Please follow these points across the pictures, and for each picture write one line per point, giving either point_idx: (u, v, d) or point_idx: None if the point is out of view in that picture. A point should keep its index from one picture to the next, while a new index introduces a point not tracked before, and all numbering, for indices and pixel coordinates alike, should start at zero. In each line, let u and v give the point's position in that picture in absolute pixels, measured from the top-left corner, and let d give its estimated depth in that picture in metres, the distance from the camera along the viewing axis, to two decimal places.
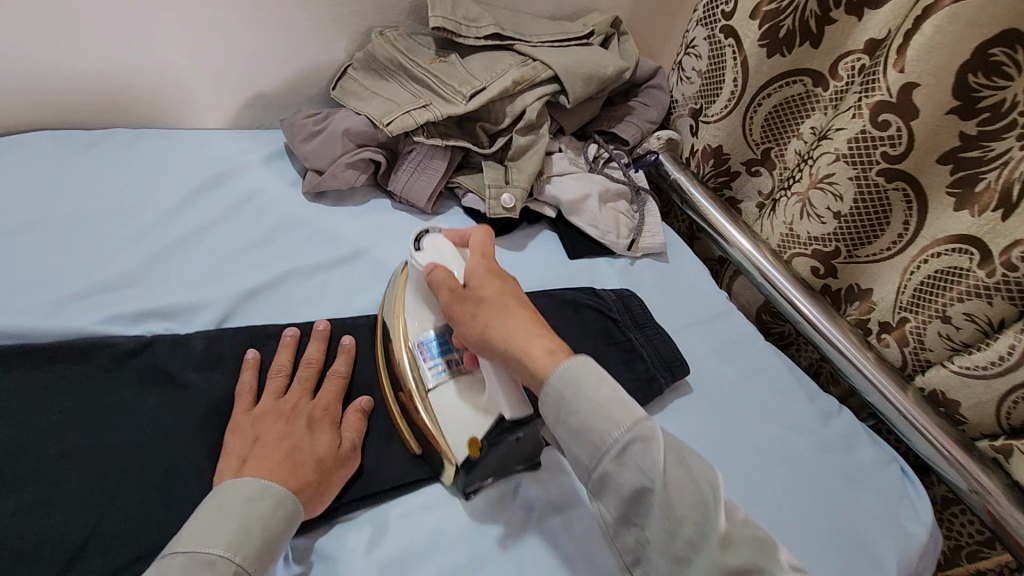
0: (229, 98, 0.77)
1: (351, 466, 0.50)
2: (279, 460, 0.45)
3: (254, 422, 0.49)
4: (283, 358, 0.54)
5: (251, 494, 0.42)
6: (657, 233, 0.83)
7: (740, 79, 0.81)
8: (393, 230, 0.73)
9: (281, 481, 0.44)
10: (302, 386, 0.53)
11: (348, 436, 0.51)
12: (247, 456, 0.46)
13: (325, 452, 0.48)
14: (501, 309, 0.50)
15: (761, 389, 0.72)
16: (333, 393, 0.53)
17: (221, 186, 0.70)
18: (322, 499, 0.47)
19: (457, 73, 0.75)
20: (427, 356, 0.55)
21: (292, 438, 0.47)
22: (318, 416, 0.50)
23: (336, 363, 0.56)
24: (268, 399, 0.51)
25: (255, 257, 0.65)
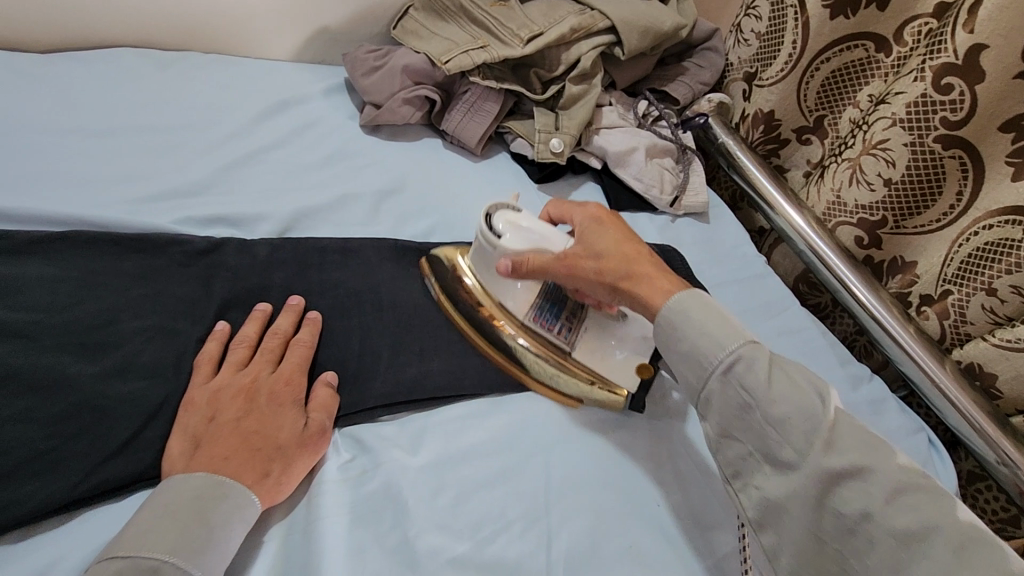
0: (297, 30, 0.80)
1: (318, 451, 0.47)
2: (236, 447, 0.43)
3: (210, 397, 0.46)
4: (248, 331, 0.51)
5: (192, 492, 0.40)
6: (701, 192, 0.83)
7: (799, 41, 0.79)
8: (442, 168, 0.76)
9: (235, 474, 0.42)
10: (265, 358, 0.50)
11: (316, 418, 0.48)
12: (201, 438, 0.44)
13: (285, 436, 0.45)
14: (611, 232, 0.55)
15: (793, 350, 0.72)
16: (298, 364, 0.50)
17: (285, 113, 0.74)
18: (283, 487, 0.44)
19: (516, 17, 0.76)
20: (549, 325, 0.58)
21: (249, 422, 0.45)
22: (280, 393, 0.47)
23: (300, 333, 0.52)
24: (229, 371, 0.48)
25: (315, 181, 0.68)
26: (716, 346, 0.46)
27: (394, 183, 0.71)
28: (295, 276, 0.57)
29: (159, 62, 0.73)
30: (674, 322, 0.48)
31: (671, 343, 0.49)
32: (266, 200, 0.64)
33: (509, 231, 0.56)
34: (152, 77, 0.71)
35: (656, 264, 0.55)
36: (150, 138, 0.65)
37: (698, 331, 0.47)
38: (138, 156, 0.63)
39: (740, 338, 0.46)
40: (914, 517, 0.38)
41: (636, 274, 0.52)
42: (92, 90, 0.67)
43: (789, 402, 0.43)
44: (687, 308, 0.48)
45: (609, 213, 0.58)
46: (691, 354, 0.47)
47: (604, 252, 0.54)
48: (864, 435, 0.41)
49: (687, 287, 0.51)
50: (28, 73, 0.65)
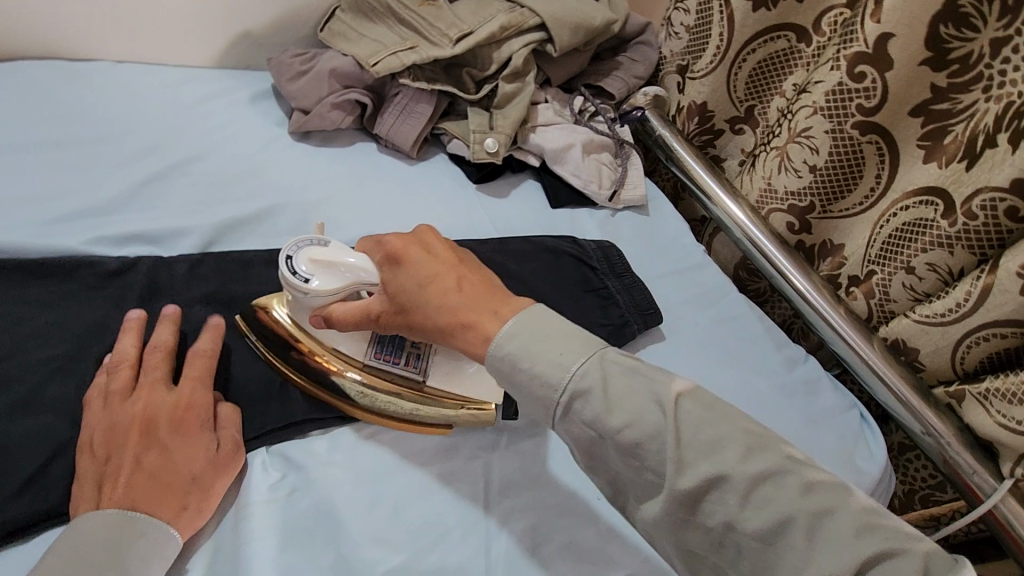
0: (216, 36, 0.77)
1: (234, 468, 0.46)
2: (143, 485, 0.41)
3: (104, 433, 0.43)
4: (129, 348, 0.47)
5: (103, 537, 0.38)
6: (639, 185, 0.84)
7: (726, 33, 0.81)
8: (378, 172, 0.75)
9: (151, 512, 0.40)
10: (151, 377, 0.46)
11: (228, 434, 0.46)
12: (103, 479, 0.41)
13: (198, 465, 0.43)
14: (427, 267, 0.48)
15: (730, 336, 0.74)
16: (195, 380, 0.47)
17: (208, 122, 0.71)
18: (203, 516, 0.43)
19: (445, 16, 0.76)
20: (393, 360, 0.52)
21: (153, 458, 0.42)
22: (183, 417, 0.45)
23: (200, 342, 0.50)
24: (117, 403, 0.44)
25: (241, 192, 0.66)
26: (547, 386, 0.42)
27: (327, 189, 0.70)
28: (219, 292, 0.55)
29: (69, 74, 0.69)
30: (507, 368, 0.43)
31: (511, 387, 0.44)
32: (188, 214, 0.61)
33: (316, 274, 0.49)
34: (61, 90, 0.67)
35: (481, 283, 0.48)
36: (60, 155, 0.62)
37: (531, 373, 0.43)
38: (46, 175, 0.60)
39: (579, 358, 0.42)
40: (748, 492, 0.39)
41: (448, 322, 0.46)
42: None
43: (634, 421, 0.40)
44: (516, 354, 0.43)
45: (400, 236, 0.50)
46: (535, 396, 0.43)
47: (398, 300, 0.48)
48: (703, 405, 0.42)
49: (502, 321, 0.45)
50: None
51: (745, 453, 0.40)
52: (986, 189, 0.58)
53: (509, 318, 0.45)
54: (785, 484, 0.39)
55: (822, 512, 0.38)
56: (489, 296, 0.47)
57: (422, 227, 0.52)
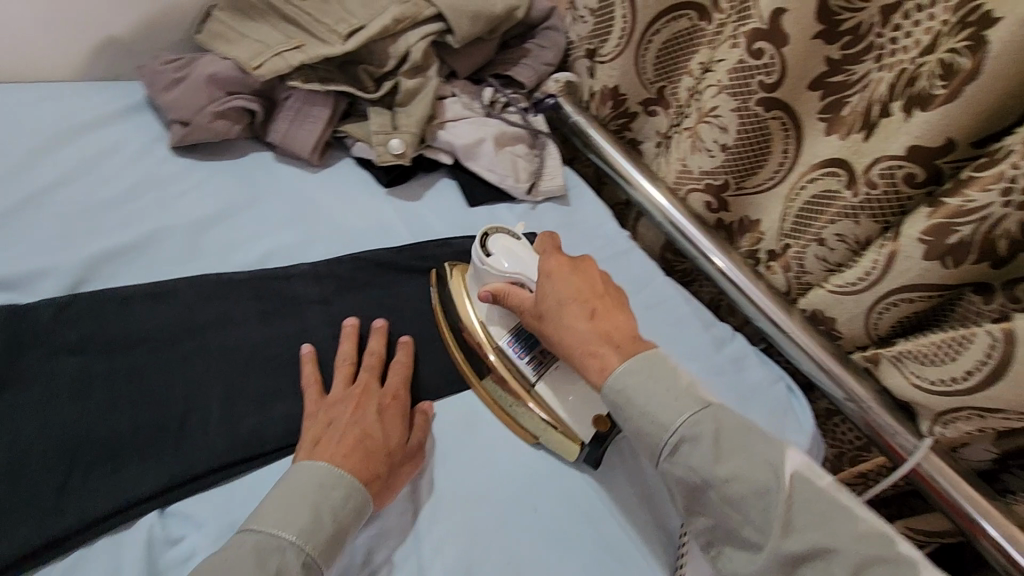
0: (74, 44, 0.68)
1: (414, 460, 0.52)
2: (352, 449, 0.48)
3: (328, 409, 0.51)
4: (344, 349, 0.56)
5: (339, 485, 0.45)
6: (557, 175, 0.82)
7: (629, 15, 0.79)
8: (275, 183, 0.69)
9: (350, 470, 0.47)
10: (372, 372, 0.55)
11: (416, 435, 0.54)
12: (320, 436, 0.49)
13: (394, 442, 0.50)
14: (573, 282, 0.56)
15: (659, 321, 0.74)
16: (398, 381, 0.56)
17: (74, 143, 0.64)
18: (389, 491, 0.50)
19: (333, 10, 0.70)
20: (520, 354, 0.58)
21: (367, 424, 0.50)
22: (381, 405, 0.52)
23: (371, 344, 0.57)
24: (342, 386, 0.53)
25: (116, 219, 0.59)
26: (659, 426, 0.48)
27: (219, 207, 0.64)
28: (92, 336, 0.50)
29: None
30: (620, 403, 0.50)
31: (620, 416, 0.51)
32: (53, 250, 0.55)
33: (497, 253, 0.59)
34: None
35: (614, 315, 0.55)
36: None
37: (642, 408, 0.49)
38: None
39: (687, 408, 0.48)
40: (809, 545, 0.43)
41: (570, 350, 0.53)
42: None
43: (741, 477, 0.45)
44: (627, 390, 0.50)
45: (563, 258, 0.58)
46: (637, 431, 0.49)
47: (542, 306, 0.55)
48: (744, 436, 0.48)
49: (623, 359, 0.51)
50: None
51: (856, 534, 0.43)
52: (884, 158, 0.59)
53: (629, 356, 0.51)
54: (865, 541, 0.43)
55: (876, 559, 0.42)
56: (616, 323, 0.54)
57: (581, 258, 0.59)
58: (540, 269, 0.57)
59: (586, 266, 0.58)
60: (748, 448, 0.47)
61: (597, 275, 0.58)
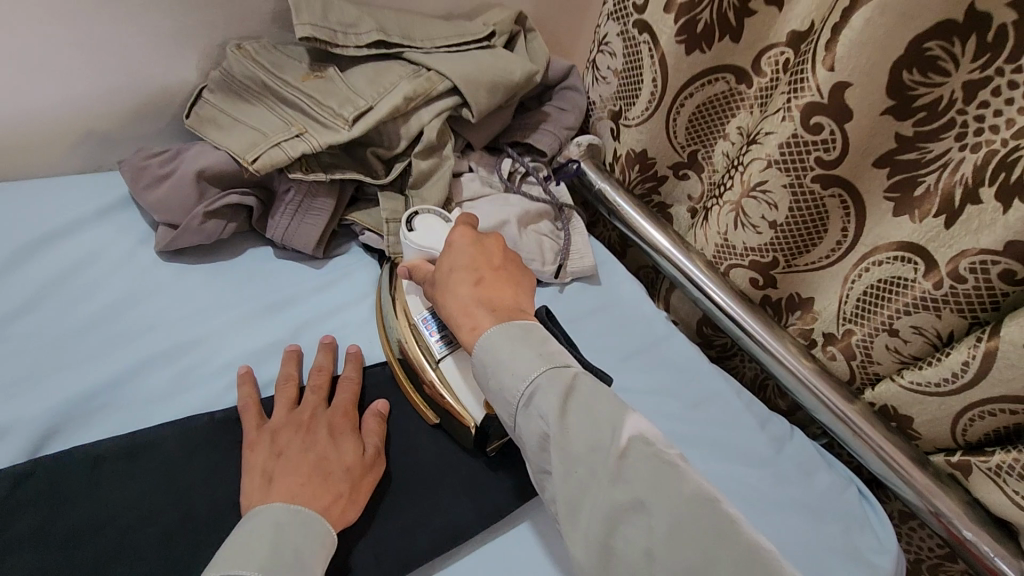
0: (51, 137, 0.62)
1: (378, 473, 0.49)
2: (303, 479, 0.44)
3: (272, 437, 0.47)
4: (290, 370, 0.53)
5: (301, 519, 0.42)
6: (585, 253, 0.74)
7: (659, 79, 0.73)
8: (276, 285, 0.61)
9: (305, 499, 0.43)
10: (317, 396, 0.52)
11: (370, 443, 0.50)
12: (271, 472, 0.45)
13: (352, 461, 0.47)
14: (471, 253, 0.54)
15: (707, 418, 0.66)
16: (347, 400, 0.53)
17: (51, 253, 0.57)
18: (355, 507, 0.46)
19: (336, 89, 0.63)
20: (433, 331, 0.55)
21: (318, 449, 0.47)
22: (338, 426, 0.50)
23: (319, 359, 0.55)
24: (283, 412, 0.50)
25: (96, 348, 0.51)
26: (516, 378, 0.45)
27: (216, 322, 0.56)
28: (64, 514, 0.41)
29: None
30: (484, 363, 0.47)
31: (484, 376, 0.47)
32: (3, 399, 0.47)
33: (420, 230, 0.58)
34: None
35: (502, 288, 0.52)
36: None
37: (501, 367, 0.46)
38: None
39: (544, 363, 0.46)
40: (637, 496, 0.40)
41: (451, 315, 0.51)
42: None
43: (579, 434, 0.43)
44: (499, 350, 0.47)
45: (470, 232, 0.55)
46: (497, 389, 0.46)
47: (438, 274, 0.53)
48: (588, 406, 0.44)
49: (497, 321, 0.48)
50: None
51: (669, 488, 0.41)
52: (972, 251, 0.52)
53: (500, 322, 0.48)
54: (691, 518, 0.39)
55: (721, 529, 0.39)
56: (498, 291, 0.52)
57: (493, 235, 0.58)
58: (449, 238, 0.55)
59: (492, 244, 0.56)
60: (597, 416, 0.43)
61: (505, 252, 0.56)
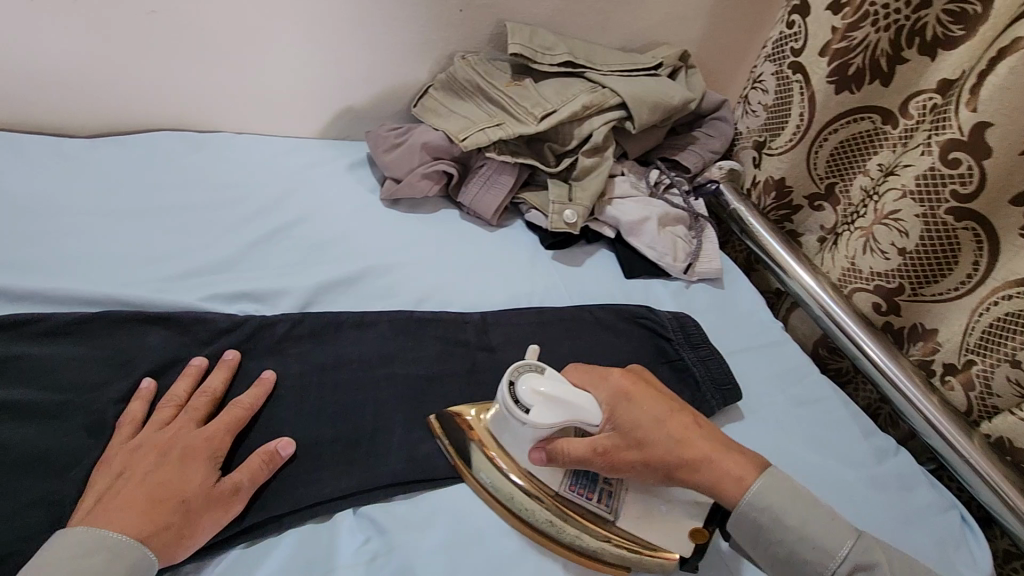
0: (323, 109, 0.84)
1: (227, 509, 0.47)
2: (124, 503, 0.43)
3: (126, 453, 0.47)
4: (178, 387, 0.53)
5: (109, 547, 0.41)
6: (714, 258, 0.84)
7: (806, 113, 0.82)
8: (460, 239, 0.78)
9: (121, 526, 0.42)
10: (190, 415, 0.51)
11: (234, 477, 0.48)
12: (104, 493, 0.45)
13: (193, 490, 0.46)
14: (648, 403, 0.52)
15: (811, 418, 0.71)
16: (223, 422, 0.51)
17: (311, 187, 0.77)
18: (186, 539, 0.44)
19: (531, 96, 0.80)
20: (587, 494, 0.53)
21: (160, 473, 0.46)
22: (194, 450, 0.48)
23: (212, 380, 0.54)
24: (150, 429, 0.49)
25: (333, 254, 0.71)
26: (813, 547, 0.49)
27: (418, 255, 0.74)
28: (312, 351, 0.60)
29: (191, 142, 0.77)
30: (767, 526, 0.50)
31: (766, 540, 0.50)
32: (281, 275, 0.66)
33: (539, 404, 0.50)
34: (178, 158, 0.74)
35: (715, 432, 0.54)
36: (155, 218, 0.67)
37: (785, 523, 0.49)
38: (154, 235, 0.65)
39: (839, 530, 0.49)
40: None
41: (687, 456, 0.51)
42: (116, 172, 0.69)
43: (818, 546, 0.49)
44: (776, 508, 0.50)
45: (629, 376, 0.54)
46: (792, 559, 0.49)
47: (637, 432, 0.51)
48: (904, 561, 0.49)
49: (758, 472, 0.52)
50: (70, 156, 0.69)
51: None
52: None
53: (756, 478, 0.51)
54: None
55: None
56: (714, 431, 0.54)
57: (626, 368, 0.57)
58: (614, 390, 0.53)
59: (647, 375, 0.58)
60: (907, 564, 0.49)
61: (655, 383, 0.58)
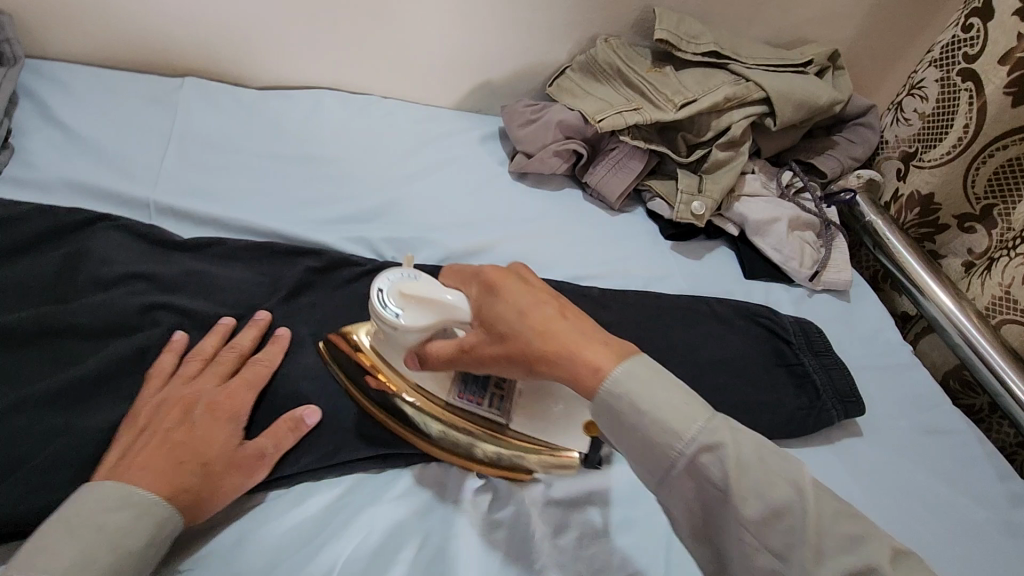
0: (463, 82, 0.87)
1: (251, 476, 0.47)
2: (152, 460, 0.43)
3: (151, 408, 0.47)
4: (207, 343, 0.52)
5: (132, 507, 0.40)
6: (844, 270, 0.79)
7: (972, 125, 0.76)
8: (581, 218, 0.79)
9: (149, 486, 0.42)
10: (216, 372, 0.51)
11: (260, 443, 0.48)
12: (126, 453, 0.44)
13: (217, 452, 0.45)
14: (523, 294, 0.46)
15: (938, 449, 0.67)
16: (248, 382, 0.51)
17: (446, 153, 0.81)
18: (208, 504, 0.44)
19: (671, 82, 0.79)
20: (473, 400, 0.52)
21: (180, 435, 0.45)
22: (219, 410, 0.48)
23: (241, 338, 0.54)
24: (177, 383, 0.49)
25: (464, 218, 0.74)
26: (687, 430, 0.39)
27: (542, 229, 0.76)
28: None
29: (345, 102, 0.82)
30: (627, 412, 0.40)
31: (621, 431, 0.41)
32: (423, 230, 0.71)
33: (405, 309, 0.49)
34: (333, 114, 0.79)
35: (589, 323, 0.45)
36: (312, 167, 0.72)
37: (647, 416, 0.39)
38: (312, 183, 0.71)
39: (700, 416, 0.39)
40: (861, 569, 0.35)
41: (553, 351, 0.43)
42: (281, 122, 0.76)
43: (761, 499, 0.37)
44: (633, 394, 0.40)
45: (500, 269, 0.49)
46: (647, 447, 0.40)
47: (497, 325, 0.46)
48: (759, 453, 0.39)
49: (618, 358, 0.42)
50: (245, 103, 0.75)
51: (863, 531, 0.37)
52: None
53: (619, 359, 0.42)
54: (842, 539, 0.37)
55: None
56: (590, 326, 0.44)
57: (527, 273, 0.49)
58: (490, 281, 0.48)
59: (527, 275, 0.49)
60: (763, 458, 0.39)
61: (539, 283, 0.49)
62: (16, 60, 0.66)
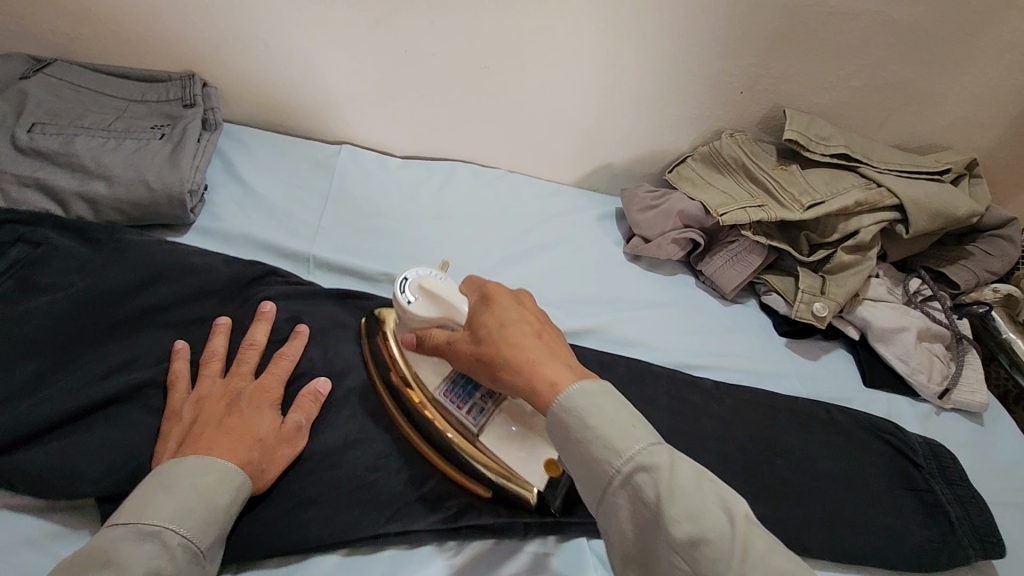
0: (587, 163, 0.91)
1: (294, 445, 0.54)
2: (217, 440, 0.49)
3: (196, 404, 0.53)
4: (218, 345, 0.58)
5: (212, 473, 0.46)
6: (979, 391, 0.74)
7: None
8: (694, 305, 0.80)
9: (222, 459, 0.48)
10: (244, 369, 0.56)
11: (295, 417, 0.55)
12: (184, 440, 0.50)
13: (268, 430, 0.52)
14: (509, 308, 0.50)
15: None
16: (277, 374, 0.57)
17: (565, 227, 0.85)
18: (267, 474, 0.51)
19: (797, 182, 0.79)
20: (458, 403, 0.55)
21: (231, 420, 0.51)
22: (259, 398, 0.54)
23: (257, 334, 0.59)
24: (218, 381, 0.55)
25: (581, 296, 0.77)
26: (628, 447, 0.41)
27: (653, 313, 0.77)
28: None
29: (477, 175, 0.88)
30: (570, 421, 0.43)
31: (569, 452, 0.43)
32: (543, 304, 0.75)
33: (419, 299, 0.55)
34: (466, 184, 0.86)
35: (561, 346, 0.48)
36: (446, 234, 0.78)
37: (594, 430, 0.42)
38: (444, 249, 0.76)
39: (643, 438, 0.41)
40: None
41: (514, 360, 0.47)
42: (420, 188, 0.82)
43: (698, 523, 0.38)
44: (585, 410, 0.42)
45: (500, 286, 0.53)
46: (585, 464, 0.42)
47: (480, 333, 0.49)
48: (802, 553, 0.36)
49: (574, 376, 0.45)
50: (391, 170, 0.83)
51: None
52: None
53: (576, 378, 0.45)
54: None
55: None
56: (559, 348, 0.48)
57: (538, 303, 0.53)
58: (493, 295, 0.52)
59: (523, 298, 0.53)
60: None
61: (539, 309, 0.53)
62: (217, 125, 0.76)
